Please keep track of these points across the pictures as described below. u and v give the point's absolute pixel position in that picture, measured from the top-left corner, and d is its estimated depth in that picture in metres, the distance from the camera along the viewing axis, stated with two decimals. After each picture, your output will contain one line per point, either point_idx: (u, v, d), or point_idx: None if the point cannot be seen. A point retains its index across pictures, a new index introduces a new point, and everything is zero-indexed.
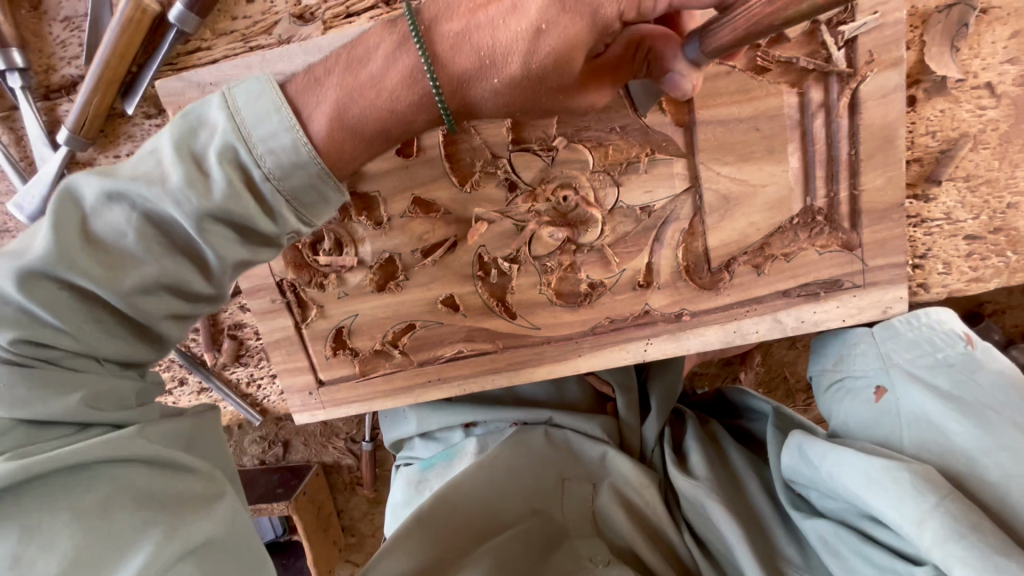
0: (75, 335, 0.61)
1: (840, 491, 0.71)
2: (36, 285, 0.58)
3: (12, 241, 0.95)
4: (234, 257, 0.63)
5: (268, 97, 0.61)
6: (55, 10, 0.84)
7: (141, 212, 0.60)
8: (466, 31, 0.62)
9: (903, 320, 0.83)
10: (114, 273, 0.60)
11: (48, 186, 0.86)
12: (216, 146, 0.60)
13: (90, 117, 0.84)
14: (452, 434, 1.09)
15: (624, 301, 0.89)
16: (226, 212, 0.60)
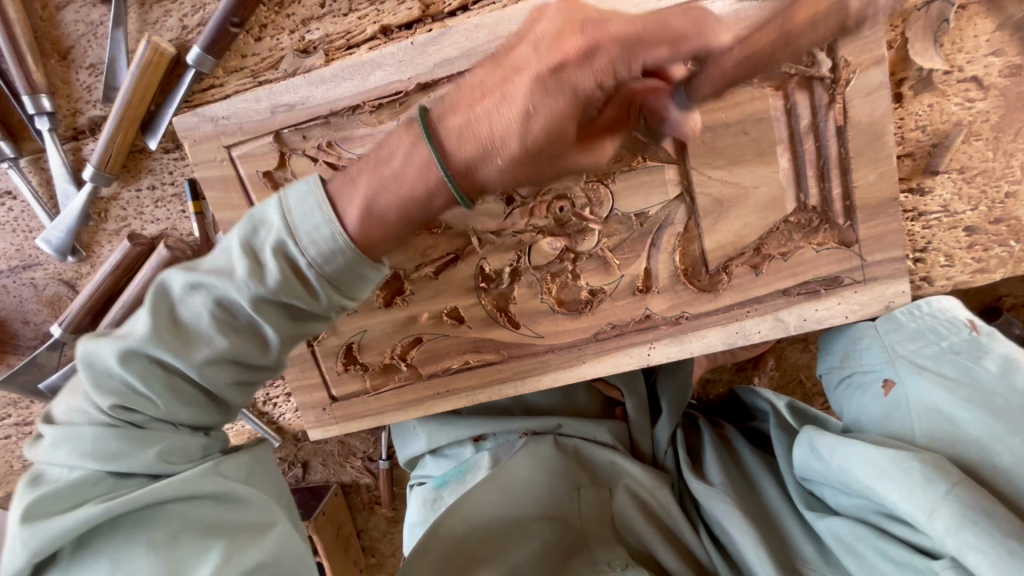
0: (160, 403, 0.69)
1: (853, 483, 0.69)
2: (134, 358, 0.68)
3: (41, 273, 1.01)
4: (286, 332, 0.72)
5: (313, 197, 0.69)
6: (82, 58, 0.91)
7: (213, 296, 0.69)
8: (468, 123, 0.65)
9: (906, 312, 0.83)
10: (191, 349, 0.69)
11: (73, 223, 0.93)
12: (275, 240, 0.68)
13: (116, 153, 0.90)
14: (463, 449, 1.10)
15: (624, 307, 0.90)
16: (282, 296, 0.68)
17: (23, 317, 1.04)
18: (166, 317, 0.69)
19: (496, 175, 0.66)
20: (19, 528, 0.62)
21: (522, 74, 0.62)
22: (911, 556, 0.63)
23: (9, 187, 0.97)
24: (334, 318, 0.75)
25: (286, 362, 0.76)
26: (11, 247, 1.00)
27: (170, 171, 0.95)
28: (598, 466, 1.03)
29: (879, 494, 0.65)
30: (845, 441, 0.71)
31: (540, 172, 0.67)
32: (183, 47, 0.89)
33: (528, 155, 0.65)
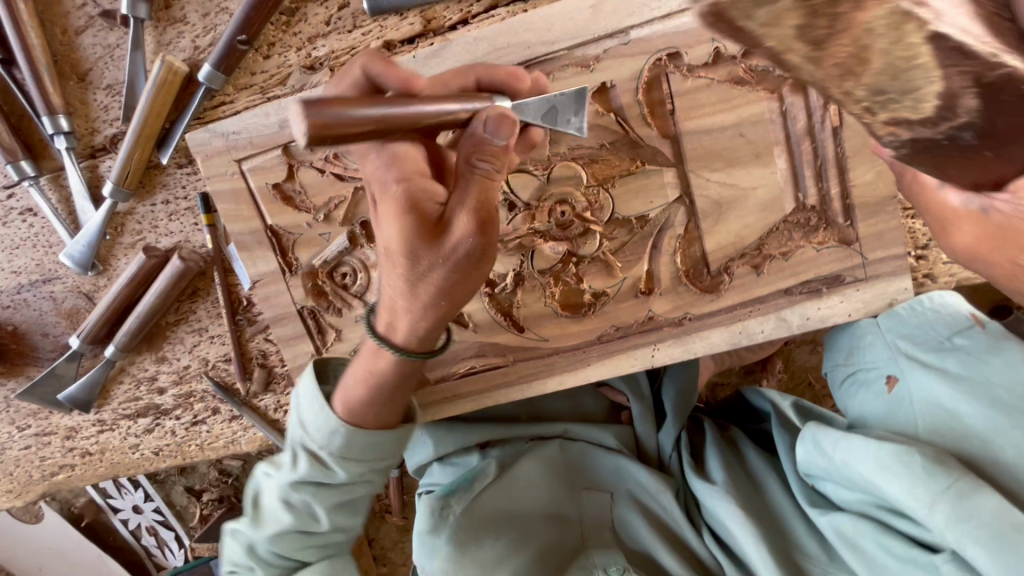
0: (302, 546, 0.82)
1: (855, 478, 0.69)
2: (269, 543, 0.82)
3: (60, 286, 1.04)
4: (358, 466, 0.81)
5: (306, 399, 0.81)
6: (99, 79, 0.94)
7: (274, 486, 0.83)
8: (382, 299, 0.70)
9: (908, 307, 0.85)
10: (299, 505, 0.81)
11: (93, 238, 0.97)
12: (307, 454, 0.81)
13: (132, 169, 0.93)
14: (470, 457, 1.09)
15: (627, 309, 0.91)
16: (310, 481, 0.80)
17: (42, 330, 1.07)
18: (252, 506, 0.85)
19: (416, 301, 0.66)
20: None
21: (382, 234, 0.64)
22: (913, 551, 0.63)
23: (30, 204, 1.00)
24: (373, 481, 0.84)
25: (344, 527, 0.84)
26: (32, 262, 1.03)
27: (182, 185, 0.98)
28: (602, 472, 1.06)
29: (880, 488, 0.66)
30: (847, 434, 0.71)
31: (460, 281, 0.64)
32: (194, 66, 0.92)
33: (434, 282, 0.63)
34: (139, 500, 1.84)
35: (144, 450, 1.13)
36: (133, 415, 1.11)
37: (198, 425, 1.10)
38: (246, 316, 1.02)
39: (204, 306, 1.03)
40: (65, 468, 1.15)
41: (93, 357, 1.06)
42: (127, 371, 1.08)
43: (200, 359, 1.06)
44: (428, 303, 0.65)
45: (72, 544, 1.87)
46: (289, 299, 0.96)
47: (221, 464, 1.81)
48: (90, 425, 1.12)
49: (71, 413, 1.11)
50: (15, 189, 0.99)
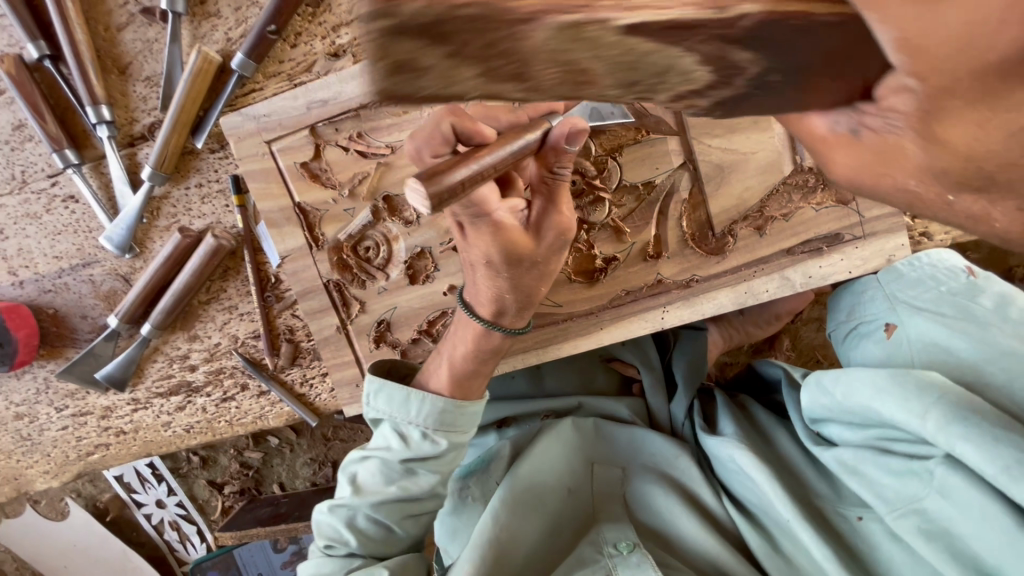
0: (400, 521, 0.93)
1: (856, 408, 0.80)
2: (370, 524, 0.91)
3: (99, 269, 1.10)
4: (461, 437, 0.94)
5: (402, 389, 0.94)
6: (138, 72, 1.01)
7: (380, 462, 0.93)
8: (476, 294, 0.85)
9: (906, 264, 0.89)
10: (404, 483, 0.92)
11: (131, 221, 1.03)
12: (411, 437, 0.93)
13: (169, 154, 0.99)
14: (487, 437, 1.21)
15: (635, 272, 0.96)
16: (422, 456, 0.91)
17: (81, 311, 1.13)
18: (352, 483, 0.93)
19: (520, 292, 0.83)
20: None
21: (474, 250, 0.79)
22: (911, 463, 0.74)
23: (72, 191, 1.07)
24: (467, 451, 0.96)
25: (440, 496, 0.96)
26: (72, 247, 1.09)
27: (215, 169, 1.04)
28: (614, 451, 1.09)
29: (879, 411, 0.76)
30: (846, 369, 0.83)
31: (553, 258, 0.82)
32: (226, 57, 0.99)
33: (534, 268, 0.80)
34: (163, 494, 1.85)
35: (176, 428, 1.19)
36: (165, 393, 1.16)
37: (227, 401, 1.16)
38: (274, 293, 1.08)
39: (235, 284, 1.09)
40: (101, 448, 1.21)
41: (129, 337, 1.12)
42: (161, 350, 1.13)
43: (230, 336, 1.12)
44: (529, 289, 0.83)
45: (97, 538, 1.90)
46: (316, 273, 1.01)
47: (241, 456, 1.85)
48: (125, 404, 1.17)
49: (106, 392, 1.16)
50: (58, 177, 1.06)
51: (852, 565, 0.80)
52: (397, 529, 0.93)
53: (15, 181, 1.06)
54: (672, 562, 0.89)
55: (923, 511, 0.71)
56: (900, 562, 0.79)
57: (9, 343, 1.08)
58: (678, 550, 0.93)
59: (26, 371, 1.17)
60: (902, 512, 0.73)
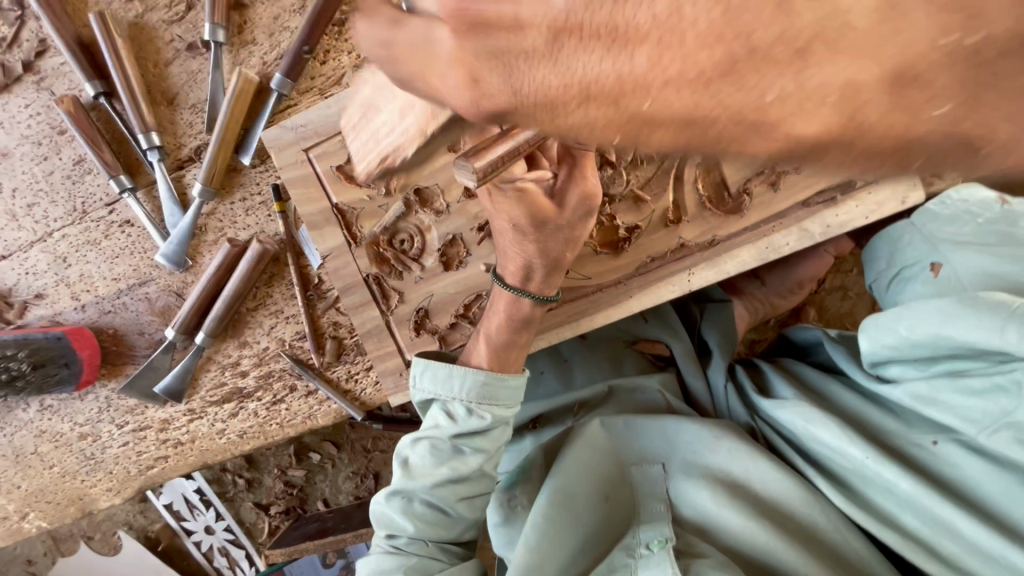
0: (451, 506, 0.94)
1: (924, 336, 0.84)
2: (424, 504, 0.94)
3: (155, 286, 1.18)
4: (502, 411, 0.95)
5: (444, 367, 0.96)
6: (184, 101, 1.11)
7: (431, 444, 0.94)
8: (512, 262, 0.90)
9: (936, 202, 0.93)
10: (449, 463, 0.93)
11: (183, 237, 1.11)
12: (455, 408, 0.95)
13: (216, 170, 1.08)
14: (524, 440, 1.28)
15: (659, 239, 1.01)
16: (469, 429, 0.93)
17: (139, 328, 1.20)
18: (404, 468, 0.95)
19: (549, 256, 0.88)
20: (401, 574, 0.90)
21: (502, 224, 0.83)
22: (994, 377, 0.78)
23: (128, 216, 1.16)
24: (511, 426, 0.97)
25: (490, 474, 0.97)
26: (130, 268, 1.18)
27: (257, 182, 1.13)
28: (642, 445, 1.10)
29: (950, 332, 0.80)
30: (904, 307, 0.87)
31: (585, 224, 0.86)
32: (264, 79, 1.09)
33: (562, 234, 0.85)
34: (211, 520, 1.88)
35: (229, 435, 1.24)
36: (219, 401, 1.21)
37: (277, 404, 1.21)
38: (317, 292, 1.15)
39: (280, 289, 1.16)
40: (160, 461, 1.27)
41: (184, 348, 1.18)
42: (213, 360, 1.19)
43: (277, 340, 1.18)
44: (558, 254, 0.88)
45: (151, 570, 1.91)
46: (355, 269, 1.07)
47: (285, 475, 1.88)
48: (181, 415, 1.23)
49: (164, 404, 1.22)
50: (115, 205, 1.16)
51: (941, 492, 0.84)
52: (453, 511, 0.95)
53: (77, 212, 1.16)
54: (696, 545, 0.93)
55: (1014, 424, 0.76)
56: (984, 477, 0.82)
57: (75, 363, 1.15)
58: (739, 526, 0.94)
59: (89, 391, 1.24)
60: (994, 428, 0.78)
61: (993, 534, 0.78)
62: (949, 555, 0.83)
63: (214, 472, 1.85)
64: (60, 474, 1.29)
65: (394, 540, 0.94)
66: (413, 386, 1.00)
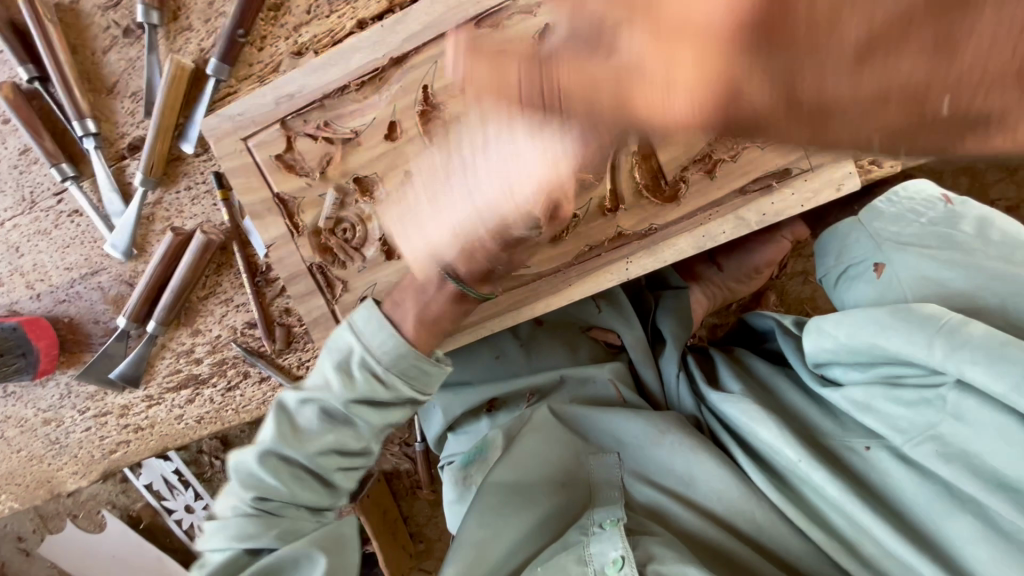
0: (326, 468, 0.91)
1: (858, 344, 0.83)
2: (295, 462, 0.90)
3: (106, 275, 1.19)
4: (405, 390, 0.90)
5: (376, 322, 0.89)
6: (124, 89, 1.09)
7: (322, 408, 0.90)
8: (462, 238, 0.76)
9: (885, 201, 0.93)
10: (335, 427, 0.90)
11: (129, 227, 1.12)
12: (357, 366, 0.89)
13: (156, 159, 1.08)
14: (480, 424, 1.29)
15: (596, 227, 1.00)
16: (367, 401, 0.89)
17: (93, 317, 1.21)
18: (289, 425, 0.90)
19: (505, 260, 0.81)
20: (261, 534, 0.88)
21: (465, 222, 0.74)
22: (923, 393, 0.76)
23: (76, 206, 1.16)
24: (412, 407, 0.94)
25: (374, 450, 0.95)
26: (81, 257, 1.18)
27: (201, 171, 1.12)
28: (597, 436, 1.12)
29: (882, 344, 0.79)
30: (841, 313, 0.86)
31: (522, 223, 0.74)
32: (202, 65, 1.07)
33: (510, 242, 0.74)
34: (190, 499, 1.93)
35: (188, 420, 1.26)
36: (175, 387, 1.24)
37: (232, 390, 1.23)
38: (264, 278, 1.16)
39: (229, 277, 1.17)
40: (122, 446, 1.30)
41: (139, 336, 1.20)
42: (168, 347, 1.21)
43: (229, 327, 1.20)
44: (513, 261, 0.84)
45: (134, 547, 1.97)
46: (298, 258, 1.07)
47: None
48: (140, 401, 1.25)
49: (123, 391, 1.25)
50: (63, 195, 1.16)
51: (866, 498, 0.85)
52: (328, 478, 0.93)
53: (26, 203, 1.17)
54: (647, 524, 0.96)
55: (938, 437, 0.74)
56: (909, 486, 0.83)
57: (31, 353, 1.17)
58: (681, 517, 0.98)
59: (49, 378, 1.26)
60: (919, 440, 0.76)
61: (907, 544, 0.79)
62: (869, 556, 0.85)
63: (191, 453, 1.90)
64: (28, 458, 1.32)
65: (262, 503, 0.89)
66: (330, 334, 0.94)
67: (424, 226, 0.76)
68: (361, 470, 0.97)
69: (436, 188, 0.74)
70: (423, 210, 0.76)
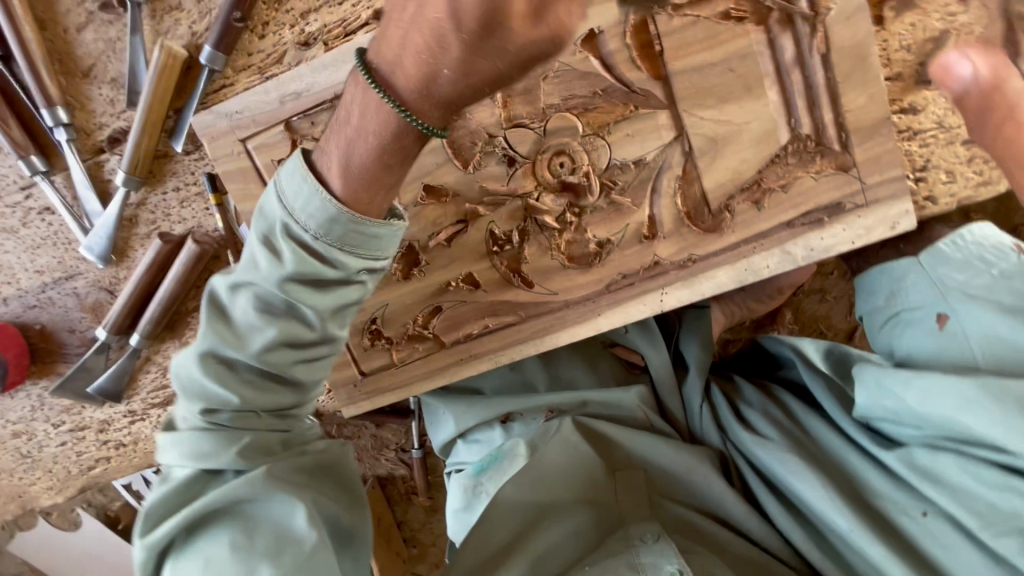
0: (271, 358, 0.82)
1: (935, 416, 0.78)
2: (240, 370, 0.83)
3: (84, 281, 1.07)
4: (351, 261, 0.77)
5: (299, 177, 0.75)
6: (102, 73, 0.96)
7: (256, 294, 0.80)
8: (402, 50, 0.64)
9: (949, 243, 0.88)
10: (269, 338, 0.80)
11: (109, 229, 1.00)
12: (283, 228, 0.76)
13: (142, 157, 0.96)
14: (493, 433, 1.23)
15: (632, 255, 0.93)
16: (300, 272, 0.77)
17: (69, 325, 1.10)
18: (226, 320, 0.81)
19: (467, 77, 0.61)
20: (209, 456, 0.81)
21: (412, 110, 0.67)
22: (1008, 478, 0.72)
23: (47, 202, 1.04)
24: (363, 281, 0.81)
25: (341, 336, 0.84)
26: (54, 260, 1.06)
27: (191, 171, 1.00)
28: (627, 450, 1.12)
29: (966, 423, 0.75)
30: (916, 375, 0.81)
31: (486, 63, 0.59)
32: (193, 51, 0.94)
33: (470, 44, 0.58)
34: None
35: None
36: (160, 403, 1.16)
37: None
38: None
39: None
40: (102, 461, 1.21)
41: (121, 347, 1.09)
42: (152, 361, 1.13)
43: None
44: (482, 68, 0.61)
45: None
46: None
47: None
48: (122, 416, 1.16)
49: (103, 405, 1.15)
50: (32, 189, 1.03)
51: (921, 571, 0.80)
52: (282, 370, 0.84)
53: None
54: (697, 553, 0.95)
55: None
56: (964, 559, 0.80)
57: None
58: (714, 534, 1.00)
59: (18, 389, 1.15)
60: (1002, 530, 0.72)
61: None
62: None
63: None
64: None
65: (213, 415, 0.83)
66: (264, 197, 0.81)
67: (329, 148, 0.75)
68: (319, 373, 0.88)
69: (344, 122, 0.73)
70: (331, 136, 0.75)
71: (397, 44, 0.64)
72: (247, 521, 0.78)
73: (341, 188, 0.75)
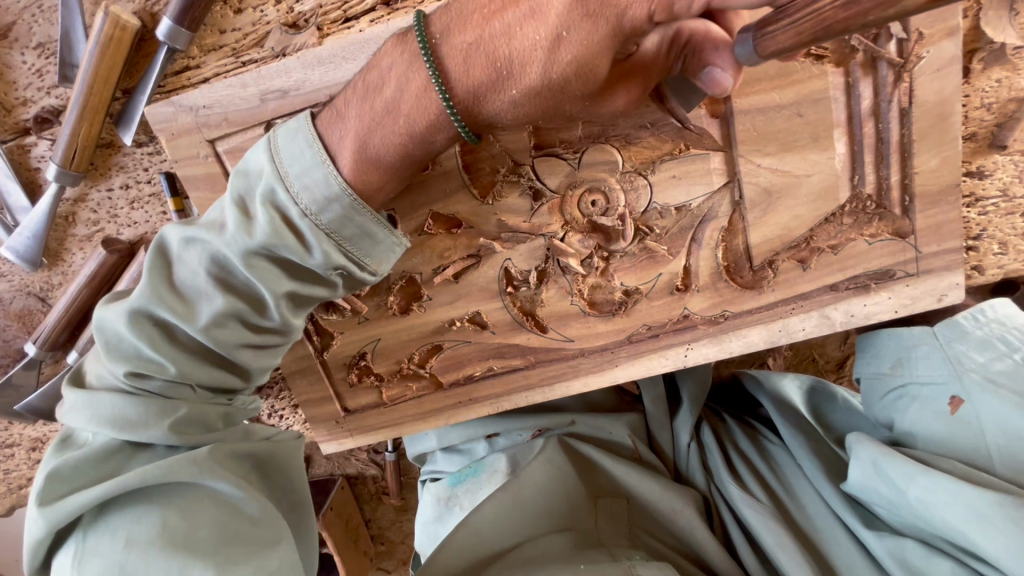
0: (216, 338, 0.71)
1: (932, 518, 0.71)
2: (178, 335, 0.72)
3: (8, 285, 0.90)
4: (333, 259, 0.68)
5: (303, 136, 0.65)
6: (26, 37, 0.76)
7: (210, 255, 0.69)
8: (479, 43, 0.60)
9: (969, 318, 0.81)
10: (218, 312, 0.70)
11: (37, 229, 0.82)
12: (266, 191, 0.65)
13: (80, 147, 0.77)
14: (476, 447, 1.12)
15: (660, 307, 0.84)
16: (270, 247, 0.67)
17: None
18: (171, 276, 0.71)
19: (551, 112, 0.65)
20: (131, 427, 0.71)
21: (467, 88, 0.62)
22: None
23: None
24: (338, 279, 0.72)
25: (296, 326, 0.76)
26: None
27: (144, 167, 0.83)
28: (612, 476, 1.00)
29: (969, 538, 0.67)
30: (926, 472, 0.72)
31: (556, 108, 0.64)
32: (148, 20, 0.76)
33: (548, 91, 0.61)
34: None
35: None
36: None
37: None
38: None
39: None
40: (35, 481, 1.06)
41: (55, 364, 0.93)
42: None
43: None
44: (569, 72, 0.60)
45: None
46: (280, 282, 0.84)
47: None
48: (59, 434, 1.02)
49: (35, 423, 1.00)
50: None
51: None
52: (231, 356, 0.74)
53: None
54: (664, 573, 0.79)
55: None
56: None
57: None
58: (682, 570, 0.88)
59: None
60: None
61: None
62: None
63: None
64: None
65: (139, 381, 0.72)
66: (251, 145, 0.71)
67: (347, 114, 0.65)
68: (270, 363, 0.79)
69: (374, 90, 0.64)
70: (350, 101, 0.66)
71: (474, 34, 0.61)
72: (185, 501, 0.68)
73: (351, 170, 0.66)
